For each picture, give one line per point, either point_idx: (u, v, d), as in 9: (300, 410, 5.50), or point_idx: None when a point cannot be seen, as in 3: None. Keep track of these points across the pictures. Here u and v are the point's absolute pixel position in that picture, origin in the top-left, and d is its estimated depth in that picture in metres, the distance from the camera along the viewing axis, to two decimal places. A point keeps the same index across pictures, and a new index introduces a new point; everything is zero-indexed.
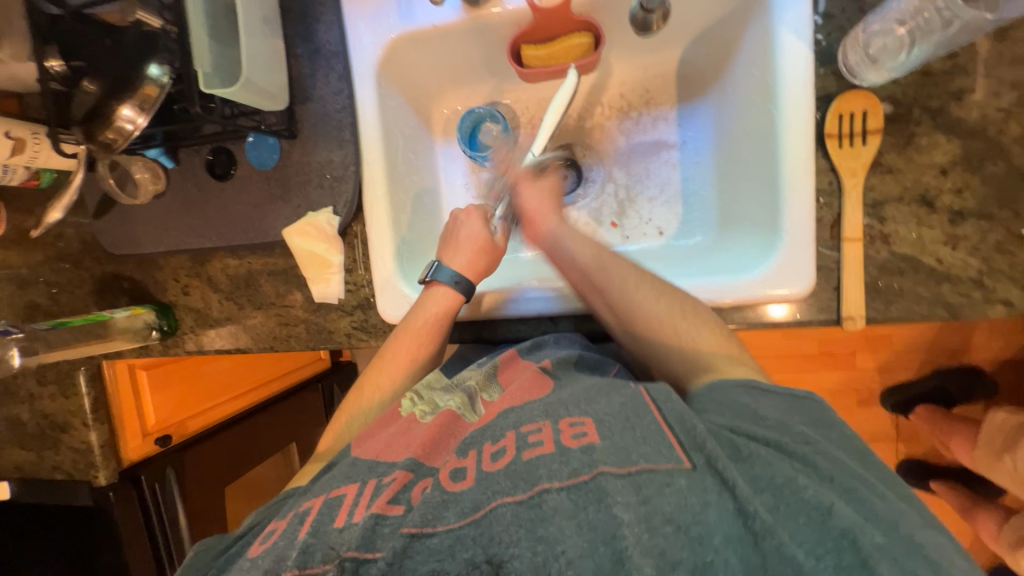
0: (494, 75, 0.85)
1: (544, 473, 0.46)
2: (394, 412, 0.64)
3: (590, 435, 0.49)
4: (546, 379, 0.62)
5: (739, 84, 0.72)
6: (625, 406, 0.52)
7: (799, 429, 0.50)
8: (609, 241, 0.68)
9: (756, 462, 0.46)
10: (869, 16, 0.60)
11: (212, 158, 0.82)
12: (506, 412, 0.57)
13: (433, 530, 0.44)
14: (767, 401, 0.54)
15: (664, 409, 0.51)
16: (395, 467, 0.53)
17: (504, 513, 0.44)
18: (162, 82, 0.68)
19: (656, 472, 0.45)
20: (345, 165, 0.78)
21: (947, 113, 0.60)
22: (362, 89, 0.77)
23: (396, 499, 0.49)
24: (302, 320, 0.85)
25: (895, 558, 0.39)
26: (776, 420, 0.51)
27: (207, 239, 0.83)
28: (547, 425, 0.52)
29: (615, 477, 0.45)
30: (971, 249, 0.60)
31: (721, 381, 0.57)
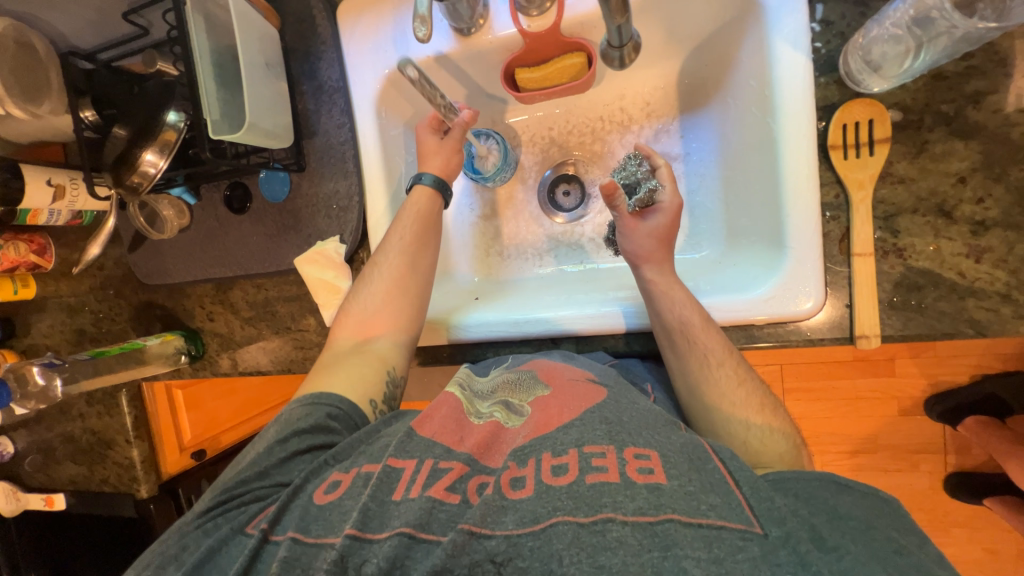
0: (493, 97, 0.86)
1: (608, 501, 0.44)
2: (447, 393, 0.63)
3: (657, 474, 0.46)
4: (600, 387, 0.59)
5: (740, 94, 0.70)
6: (688, 447, 0.50)
7: (895, 539, 0.44)
8: (685, 320, 0.64)
9: (844, 557, 0.41)
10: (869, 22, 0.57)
11: (229, 193, 0.87)
12: (567, 424, 0.53)
13: (491, 532, 0.45)
14: (853, 502, 0.47)
15: (731, 465, 0.48)
16: (452, 455, 0.53)
17: (564, 531, 0.43)
18: (180, 126, 0.73)
19: (727, 530, 0.42)
20: (350, 195, 0.81)
21: (963, 118, 0.56)
22: (362, 119, 0.79)
23: (454, 487, 0.50)
24: (317, 343, 0.88)
25: None
26: (867, 524, 0.45)
27: (228, 269, 0.88)
28: (612, 450, 0.49)
29: (684, 526, 0.42)
30: (997, 261, 0.56)
31: (798, 473, 0.50)
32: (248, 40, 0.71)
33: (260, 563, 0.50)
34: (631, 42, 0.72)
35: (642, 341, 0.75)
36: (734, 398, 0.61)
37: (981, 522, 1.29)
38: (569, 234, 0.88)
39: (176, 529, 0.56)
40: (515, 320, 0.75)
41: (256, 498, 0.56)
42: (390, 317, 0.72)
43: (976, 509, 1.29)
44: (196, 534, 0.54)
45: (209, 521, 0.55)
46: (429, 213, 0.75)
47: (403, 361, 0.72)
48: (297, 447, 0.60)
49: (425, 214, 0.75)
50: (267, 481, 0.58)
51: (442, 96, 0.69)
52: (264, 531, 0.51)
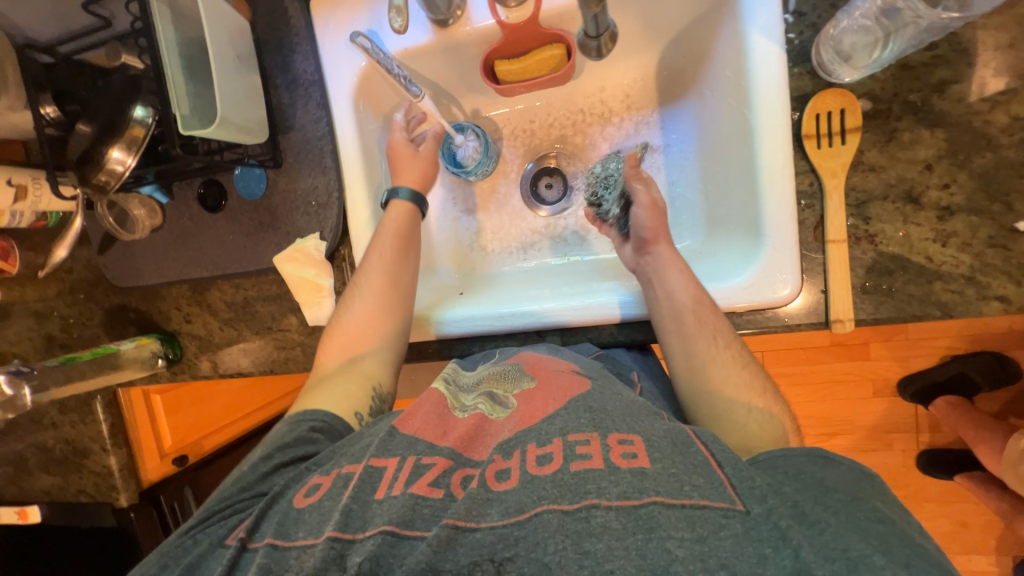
0: (474, 91, 0.86)
1: (592, 488, 0.44)
2: (432, 390, 0.63)
3: (641, 458, 0.46)
4: (585, 377, 0.61)
5: (717, 86, 0.71)
6: (671, 432, 0.50)
7: (878, 509, 0.45)
8: (694, 302, 0.64)
9: (825, 530, 0.42)
10: (838, 14, 0.58)
11: (203, 191, 0.84)
12: (552, 414, 0.53)
13: (477, 526, 0.44)
14: (838, 476, 0.48)
15: (712, 446, 0.49)
16: (437, 450, 0.53)
17: (549, 519, 0.43)
18: (148, 122, 0.70)
19: (711, 510, 0.42)
20: (329, 191, 0.79)
21: (929, 107, 0.58)
22: (340, 113, 0.78)
23: (437, 482, 0.49)
24: (299, 343, 0.87)
25: None
26: (852, 496, 0.46)
27: (204, 269, 0.86)
28: (596, 436, 0.49)
29: (668, 508, 0.42)
30: (961, 244, 0.58)
31: (786, 451, 0.51)
32: (216, 31, 0.68)
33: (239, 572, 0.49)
34: (608, 32, 0.72)
35: (626, 331, 0.75)
36: (735, 380, 0.60)
37: (953, 497, 1.35)
38: (552, 227, 0.88)
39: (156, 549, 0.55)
40: (501, 314, 0.76)
41: (235, 511, 0.55)
42: (374, 329, 0.71)
43: (947, 484, 1.35)
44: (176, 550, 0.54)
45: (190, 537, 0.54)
46: (410, 223, 0.76)
47: (390, 378, 0.71)
48: (280, 458, 0.59)
49: (405, 228, 0.75)
50: (247, 493, 0.57)
51: (399, 66, 0.69)
52: (242, 540, 0.50)
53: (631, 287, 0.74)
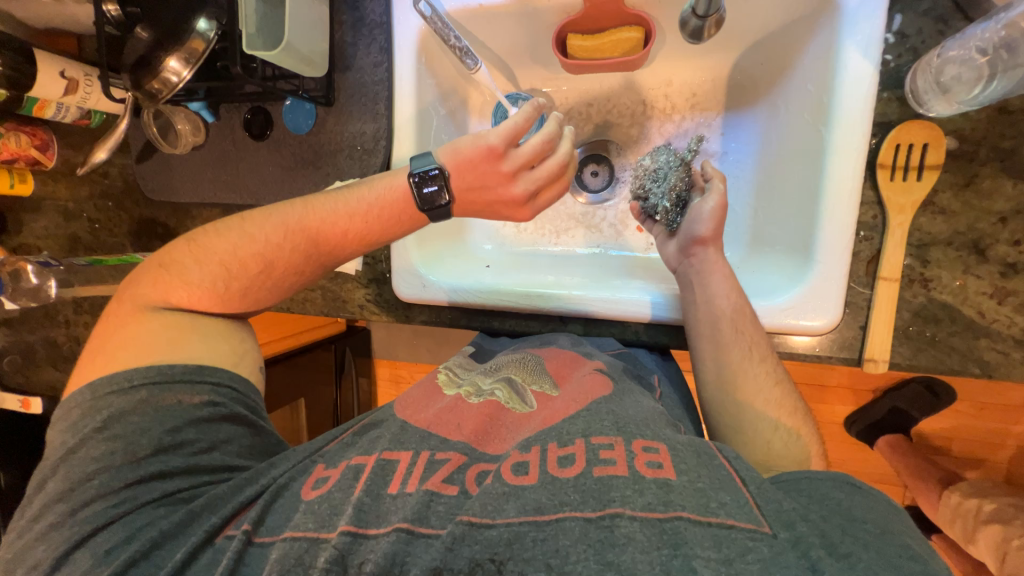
0: (538, 63, 0.84)
1: (617, 497, 0.44)
2: (438, 395, 0.64)
3: (666, 469, 0.46)
4: (607, 379, 0.61)
5: (793, 98, 0.68)
6: (692, 443, 0.51)
7: (911, 545, 0.44)
8: (734, 311, 0.63)
9: (856, 564, 0.41)
10: (946, 41, 0.55)
11: (250, 117, 0.82)
12: (574, 415, 0.55)
13: (492, 522, 0.44)
14: (864, 504, 0.47)
15: (736, 463, 0.49)
16: (449, 446, 0.54)
17: (571, 527, 0.43)
18: (208, 36, 0.68)
19: (738, 530, 0.41)
20: (376, 138, 0.78)
21: (1018, 156, 0.55)
22: (402, 62, 0.76)
23: (451, 479, 0.50)
24: (319, 285, 0.86)
25: None
26: (883, 530, 0.45)
27: (238, 196, 0.86)
28: (620, 442, 0.50)
29: (693, 524, 0.41)
30: (1018, 305, 0.56)
31: (811, 475, 0.51)
32: None
33: (246, 566, 0.48)
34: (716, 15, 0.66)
35: (651, 332, 0.74)
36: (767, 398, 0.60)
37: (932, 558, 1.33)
38: (590, 216, 0.87)
39: (82, 548, 0.51)
40: (528, 293, 0.74)
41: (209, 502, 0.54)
42: (284, 279, 0.68)
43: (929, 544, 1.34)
44: (119, 543, 0.51)
45: (129, 529, 0.52)
46: (401, 214, 0.66)
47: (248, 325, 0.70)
48: (208, 438, 0.59)
49: (360, 217, 0.66)
50: (216, 476, 0.58)
51: (456, 35, 0.72)
52: (248, 532, 0.50)
53: (666, 290, 0.72)
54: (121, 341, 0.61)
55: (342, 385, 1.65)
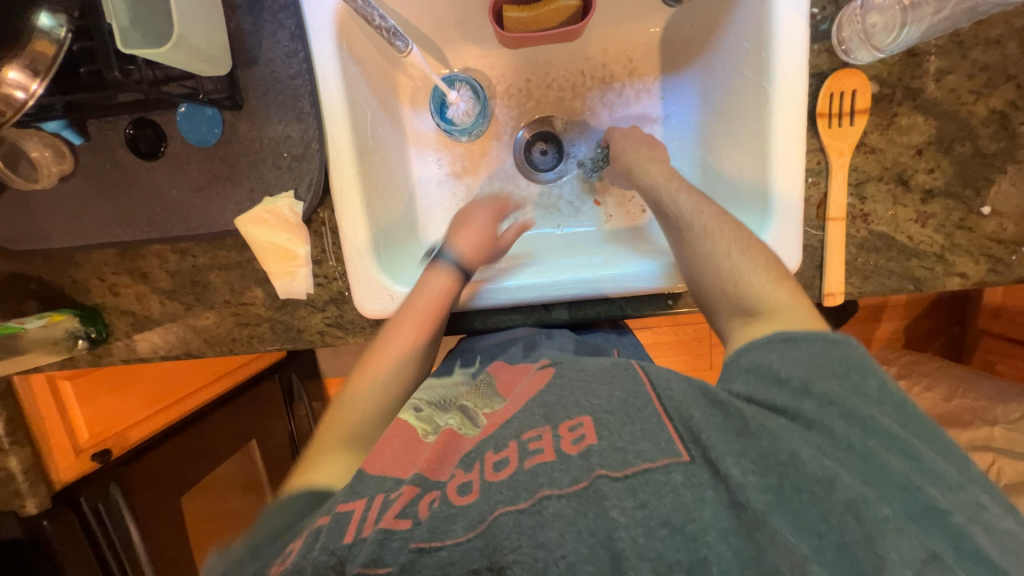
0: (468, 39, 0.79)
1: (546, 481, 0.44)
2: (400, 423, 0.59)
3: (589, 438, 0.46)
4: (548, 368, 0.56)
5: (726, 57, 0.71)
6: (627, 400, 0.49)
7: (827, 390, 0.48)
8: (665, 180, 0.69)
9: (763, 438, 0.46)
10: None
11: (133, 132, 0.68)
12: (510, 419, 0.51)
13: (442, 544, 0.42)
14: (791, 362, 0.51)
15: (664, 397, 0.49)
16: (403, 482, 0.48)
17: (505, 521, 0.42)
18: (60, 36, 0.54)
19: (652, 471, 0.44)
20: (305, 142, 0.68)
21: (925, 95, 0.61)
22: (320, 46, 0.65)
23: (403, 513, 0.44)
24: (265, 318, 0.75)
25: (899, 527, 0.41)
26: (804, 384, 0.49)
27: (137, 229, 0.70)
28: (547, 431, 0.48)
29: (611, 480, 0.43)
30: (937, 226, 0.64)
31: (750, 343, 0.55)
32: None
33: None
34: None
35: (633, 305, 0.73)
36: (786, 319, 0.55)
37: None
38: (546, 196, 0.85)
39: None
40: (507, 287, 0.71)
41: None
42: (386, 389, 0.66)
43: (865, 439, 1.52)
44: None
45: None
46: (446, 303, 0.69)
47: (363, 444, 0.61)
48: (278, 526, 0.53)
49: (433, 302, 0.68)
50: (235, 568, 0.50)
51: (381, 14, 0.65)
52: None
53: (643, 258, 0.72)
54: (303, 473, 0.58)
55: (293, 411, 1.51)
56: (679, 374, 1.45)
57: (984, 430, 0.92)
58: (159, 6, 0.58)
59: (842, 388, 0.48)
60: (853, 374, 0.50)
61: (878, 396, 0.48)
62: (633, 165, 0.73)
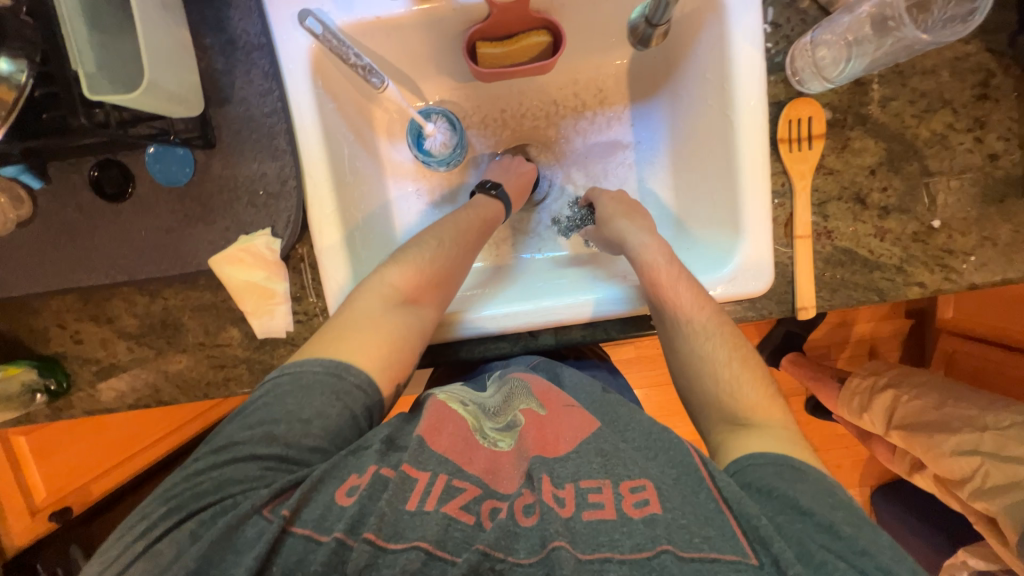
0: (443, 72, 0.80)
1: (605, 540, 0.45)
2: (448, 410, 0.57)
3: (652, 504, 0.47)
4: (592, 418, 0.57)
5: (691, 87, 0.75)
6: (680, 477, 0.51)
7: (859, 536, 0.46)
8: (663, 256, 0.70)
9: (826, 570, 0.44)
10: (818, 27, 0.64)
11: (98, 174, 0.66)
12: (565, 457, 0.53)
13: (504, 558, 0.45)
14: (812, 491, 0.49)
15: (719, 480, 0.49)
16: (465, 475, 0.50)
17: (564, 557, 0.44)
18: (21, 82, 0.55)
19: (720, 562, 0.44)
20: (282, 179, 0.67)
21: (873, 119, 0.66)
22: (295, 85, 0.65)
23: (467, 507, 0.48)
24: (242, 359, 0.72)
25: None
26: (827, 518, 0.48)
27: (101, 273, 0.67)
28: (608, 484, 0.49)
29: (678, 558, 0.44)
30: (894, 239, 0.68)
31: (755, 458, 0.53)
32: None
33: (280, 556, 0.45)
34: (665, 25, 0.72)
35: (619, 328, 0.73)
36: (768, 435, 0.56)
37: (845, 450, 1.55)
38: (524, 222, 0.86)
39: None
40: (493, 315, 0.70)
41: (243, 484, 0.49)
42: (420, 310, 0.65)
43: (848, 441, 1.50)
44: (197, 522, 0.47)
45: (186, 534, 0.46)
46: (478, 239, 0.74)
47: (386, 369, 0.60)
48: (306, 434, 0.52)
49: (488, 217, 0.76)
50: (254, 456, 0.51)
51: (356, 53, 0.66)
52: (285, 517, 0.46)
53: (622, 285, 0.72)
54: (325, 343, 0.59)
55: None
56: (661, 386, 1.46)
57: (974, 435, 0.98)
58: (129, 50, 0.57)
59: (858, 522, 0.48)
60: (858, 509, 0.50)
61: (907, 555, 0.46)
62: (625, 234, 0.73)
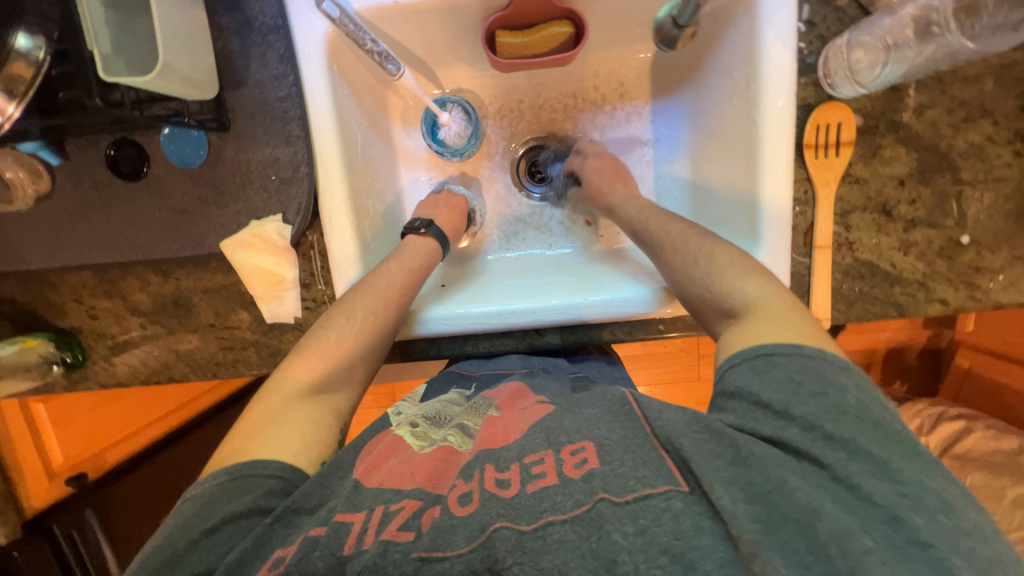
0: (461, 59, 0.79)
1: (549, 506, 0.45)
2: (394, 442, 0.58)
3: (591, 461, 0.47)
4: (546, 404, 0.58)
5: (714, 84, 0.72)
6: (626, 437, 0.49)
7: (809, 415, 0.48)
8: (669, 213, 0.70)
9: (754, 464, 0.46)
10: (858, 28, 0.61)
11: (114, 153, 0.66)
12: (507, 443, 0.52)
13: (443, 555, 0.44)
14: (776, 383, 0.51)
15: (656, 426, 0.49)
16: (402, 494, 0.50)
17: (505, 536, 0.44)
18: (37, 58, 0.55)
19: (652, 497, 0.44)
20: (294, 165, 0.67)
21: (907, 127, 0.63)
22: (310, 69, 0.64)
23: (406, 525, 0.46)
24: (251, 342, 0.73)
25: (886, 561, 0.40)
26: (785, 406, 0.49)
27: (116, 251, 0.68)
28: (549, 453, 0.49)
29: (613, 504, 0.44)
30: (918, 254, 0.66)
31: (732, 362, 0.55)
32: None
33: None
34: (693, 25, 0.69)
35: (627, 329, 0.72)
36: (767, 312, 0.57)
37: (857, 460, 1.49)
38: (537, 216, 0.84)
39: None
40: (499, 312, 0.69)
41: None
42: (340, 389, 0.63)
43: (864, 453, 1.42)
44: None
45: None
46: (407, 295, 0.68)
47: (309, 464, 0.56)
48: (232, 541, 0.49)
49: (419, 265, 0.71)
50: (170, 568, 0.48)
51: (373, 38, 0.64)
52: None
53: (635, 280, 0.72)
54: (233, 453, 0.55)
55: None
56: (663, 383, 1.46)
57: None
58: (143, 29, 0.57)
59: (821, 408, 0.48)
60: (829, 391, 0.49)
61: (863, 417, 0.48)
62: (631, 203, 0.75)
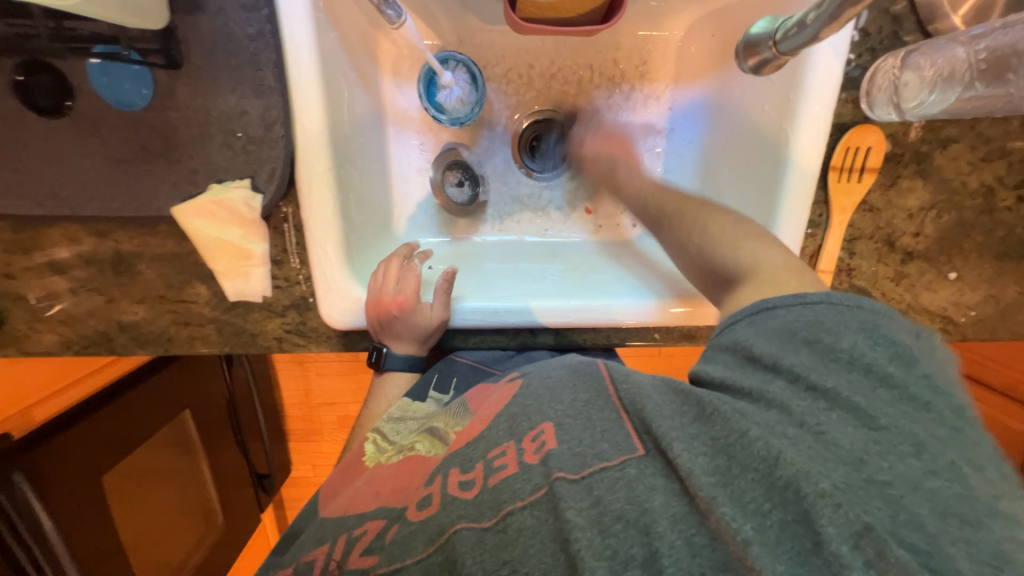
0: (468, 7, 0.68)
1: (507, 496, 0.41)
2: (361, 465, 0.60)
3: (549, 441, 0.42)
4: (515, 377, 0.55)
5: (745, 80, 0.66)
6: (590, 403, 0.45)
7: (796, 364, 0.40)
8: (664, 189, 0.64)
9: (717, 419, 0.39)
10: (915, 49, 0.57)
11: (25, 79, 0.52)
12: (476, 436, 0.48)
13: (403, 565, 0.43)
14: (770, 338, 0.43)
15: (621, 390, 0.44)
16: (365, 517, 0.50)
17: (466, 537, 0.40)
18: None
19: (608, 469, 0.39)
20: (266, 121, 0.56)
21: (930, 160, 0.62)
22: (291, 4, 0.53)
23: (369, 549, 0.46)
24: (210, 320, 0.64)
25: (842, 504, 0.32)
26: (774, 359, 0.41)
27: (34, 203, 0.56)
28: (511, 444, 0.44)
29: (569, 482, 0.39)
30: (909, 285, 0.67)
31: (731, 319, 0.47)
32: None
33: None
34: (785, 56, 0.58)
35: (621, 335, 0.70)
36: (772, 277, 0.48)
37: None
38: (536, 197, 0.77)
39: None
40: (495, 309, 0.64)
41: None
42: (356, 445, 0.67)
43: None
44: None
45: None
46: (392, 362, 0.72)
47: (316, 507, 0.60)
48: None
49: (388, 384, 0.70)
50: None
51: None
52: None
53: (636, 283, 0.68)
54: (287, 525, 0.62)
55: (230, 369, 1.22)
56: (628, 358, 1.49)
57: None
58: None
59: (815, 357, 0.40)
60: (828, 340, 0.40)
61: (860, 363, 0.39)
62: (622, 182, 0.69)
